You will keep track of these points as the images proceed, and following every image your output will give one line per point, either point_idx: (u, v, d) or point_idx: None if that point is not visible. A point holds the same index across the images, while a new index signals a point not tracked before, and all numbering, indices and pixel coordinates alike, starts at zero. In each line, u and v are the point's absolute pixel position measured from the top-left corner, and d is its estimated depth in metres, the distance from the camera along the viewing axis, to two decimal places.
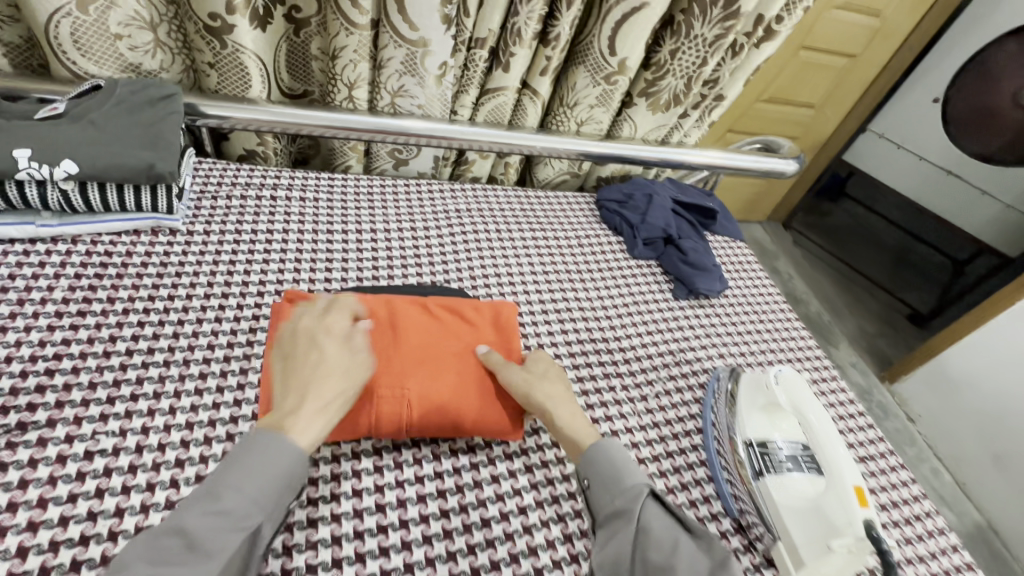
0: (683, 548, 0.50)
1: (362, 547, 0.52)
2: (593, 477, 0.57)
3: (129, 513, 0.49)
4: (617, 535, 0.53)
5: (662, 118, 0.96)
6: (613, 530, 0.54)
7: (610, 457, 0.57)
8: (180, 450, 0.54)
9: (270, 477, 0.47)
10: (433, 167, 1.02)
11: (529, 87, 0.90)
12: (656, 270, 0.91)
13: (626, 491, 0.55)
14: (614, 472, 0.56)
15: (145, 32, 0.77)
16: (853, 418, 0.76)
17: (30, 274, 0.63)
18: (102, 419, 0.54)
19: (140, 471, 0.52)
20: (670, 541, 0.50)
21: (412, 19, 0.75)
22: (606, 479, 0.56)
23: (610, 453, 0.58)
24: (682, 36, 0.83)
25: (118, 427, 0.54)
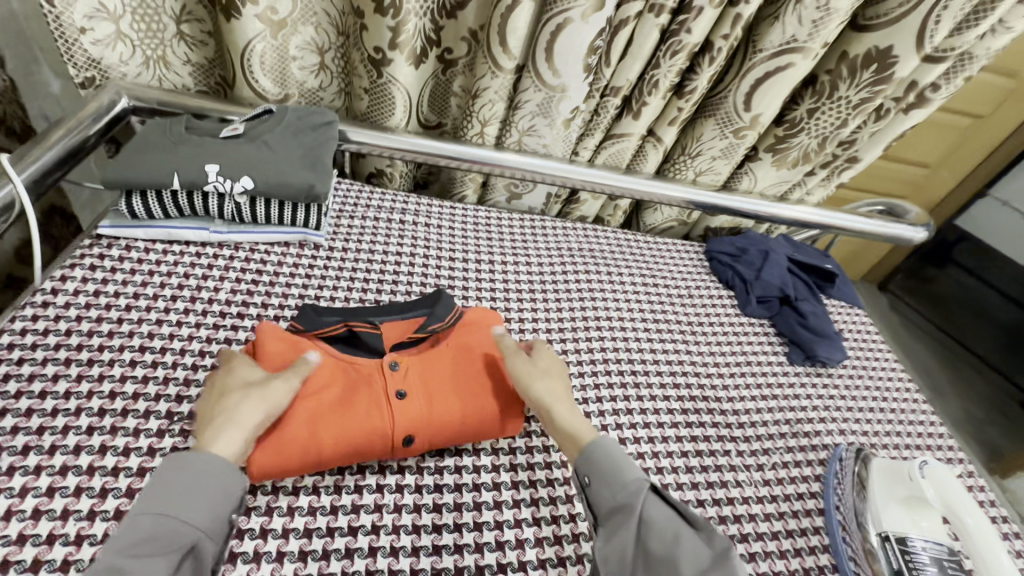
0: (685, 540, 0.47)
1: None
2: (594, 474, 0.53)
3: (277, 513, 0.53)
4: (619, 535, 0.49)
5: (786, 174, 0.94)
6: (616, 525, 0.50)
7: (609, 452, 0.54)
8: None
9: (201, 495, 0.46)
10: (544, 203, 1.04)
11: (654, 135, 0.91)
12: (769, 330, 0.88)
13: (628, 484, 0.51)
14: (612, 465, 0.53)
15: (314, 56, 0.86)
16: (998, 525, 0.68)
17: (200, 274, 0.70)
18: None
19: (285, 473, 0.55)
20: (672, 531, 0.48)
21: (556, 66, 0.78)
22: (609, 478, 0.52)
23: (610, 450, 0.54)
24: (824, 96, 0.81)
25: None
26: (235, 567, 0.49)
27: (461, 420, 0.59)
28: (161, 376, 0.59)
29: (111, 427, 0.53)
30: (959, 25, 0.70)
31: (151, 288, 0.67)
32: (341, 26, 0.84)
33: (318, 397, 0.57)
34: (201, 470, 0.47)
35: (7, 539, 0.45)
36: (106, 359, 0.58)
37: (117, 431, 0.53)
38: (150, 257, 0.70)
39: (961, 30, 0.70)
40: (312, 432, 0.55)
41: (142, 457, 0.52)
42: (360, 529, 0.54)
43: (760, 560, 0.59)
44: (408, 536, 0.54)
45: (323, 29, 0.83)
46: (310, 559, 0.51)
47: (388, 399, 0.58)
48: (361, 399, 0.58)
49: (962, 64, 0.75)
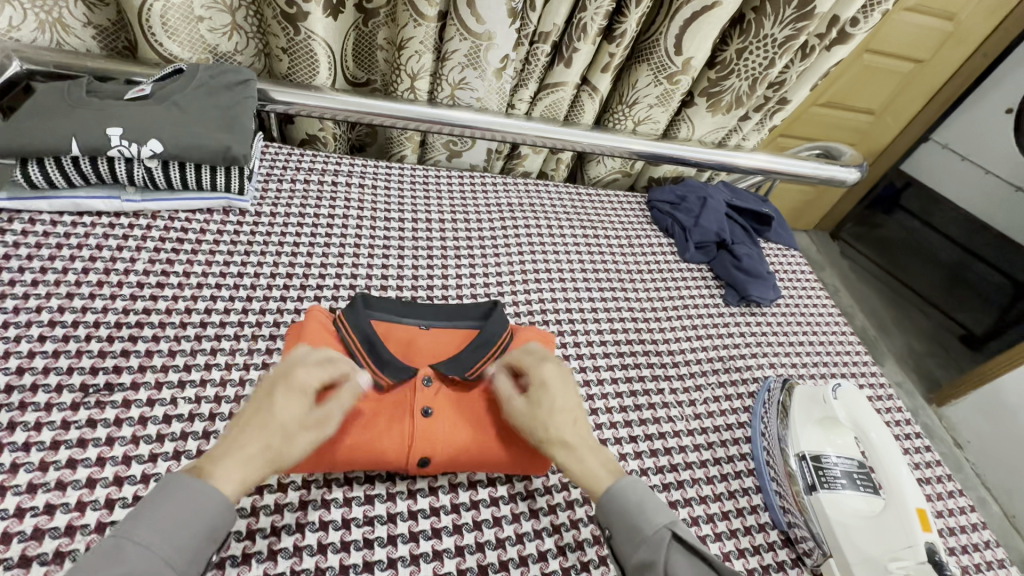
0: None
1: (417, 547, 0.52)
2: (632, 534, 0.48)
3: None
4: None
5: (721, 119, 0.95)
6: None
7: (626, 502, 0.49)
8: None
9: (185, 529, 0.41)
10: (486, 159, 1.03)
11: (589, 84, 0.89)
12: (707, 274, 0.90)
13: (647, 538, 0.47)
14: (636, 515, 0.48)
15: (224, 15, 0.81)
16: (909, 439, 0.73)
17: (114, 245, 0.67)
18: (180, 385, 0.57)
19: (212, 438, 0.54)
20: None
21: (479, 12, 0.75)
22: (626, 528, 0.48)
23: (628, 494, 0.50)
24: (751, 36, 0.81)
25: (196, 393, 0.57)
26: None
27: (479, 448, 0.56)
28: (74, 350, 0.57)
29: (21, 404, 0.52)
30: None
31: (61, 261, 0.64)
32: None
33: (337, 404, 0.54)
34: (195, 515, 0.42)
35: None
36: (12, 336, 0.56)
37: (27, 407, 0.52)
38: (58, 230, 0.66)
39: None
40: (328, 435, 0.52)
41: (56, 431, 0.51)
42: (290, 484, 0.54)
43: (688, 487, 0.62)
44: (340, 488, 0.55)
45: None
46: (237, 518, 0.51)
47: (411, 415, 0.55)
48: (385, 415, 0.55)
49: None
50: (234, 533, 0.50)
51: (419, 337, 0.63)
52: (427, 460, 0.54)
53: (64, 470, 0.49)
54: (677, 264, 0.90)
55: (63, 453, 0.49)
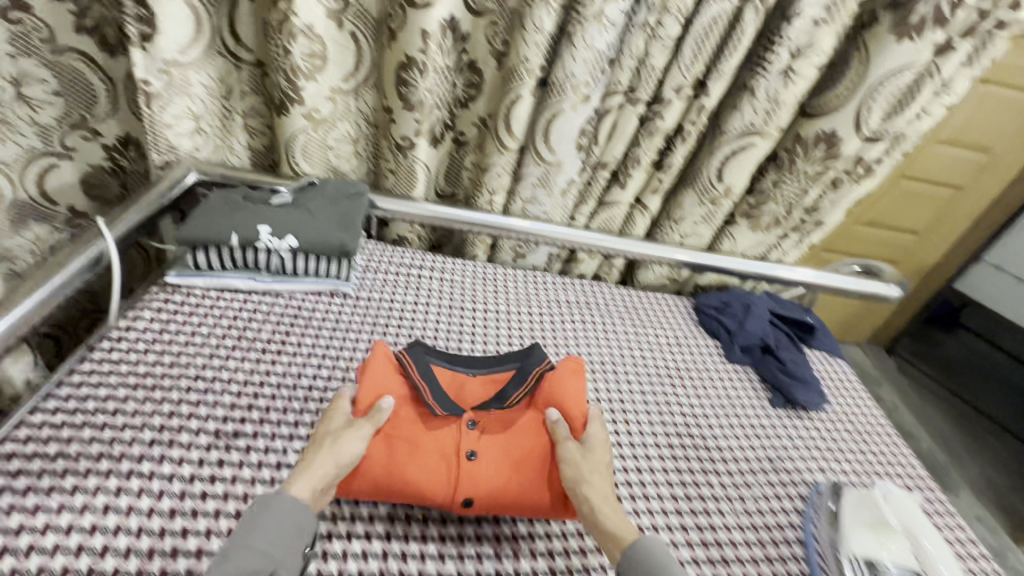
0: None
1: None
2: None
3: None
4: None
5: (762, 236, 1.06)
6: None
7: (647, 555, 0.57)
8: None
9: (283, 531, 0.53)
10: (546, 262, 1.17)
11: (641, 203, 1.03)
12: (753, 376, 0.95)
13: None
14: (658, 572, 0.56)
15: (349, 144, 1.03)
16: (974, 559, 0.71)
17: (246, 316, 0.82)
18: (291, 437, 0.68)
19: None
20: None
21: (553, 146, 0.92)
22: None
23: (654, 549, 0.57)
24: (785, 170, 0.94)
25: (304, 444, 0.68)
26: None
27: (512, 492, 0.65)
28: (212, 402, 0.69)
29: (170, 441, 0.64)
30: (888, 112, 0.83)
31: (207, 327, 0.79)
32: (373, 119, 1.02)
33: (394, 437, 0.66)
34: (291, 513, 0.54)
35: (84, 527, 0.55)
36: (167, 386, 0.70)
37: (173, 445, 0.64)
38: (205, 301, 0.83)
39: (892, 116, 0.84)
40: (387, 467, 0.63)
41: (192, 466, 0.62)
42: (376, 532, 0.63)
43: None
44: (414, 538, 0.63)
45: (355, 123, 1.01)
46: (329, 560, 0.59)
47: (457, 457, 0.66)
48: (432, 452, 0.66)
49: (899, 142, 0.89)
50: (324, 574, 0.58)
51: (466, 383, 0.75)
52: (469, 502, 0.64)
53: (197, 500, 0.60)
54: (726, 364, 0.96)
55: (198, 485, 0.61)
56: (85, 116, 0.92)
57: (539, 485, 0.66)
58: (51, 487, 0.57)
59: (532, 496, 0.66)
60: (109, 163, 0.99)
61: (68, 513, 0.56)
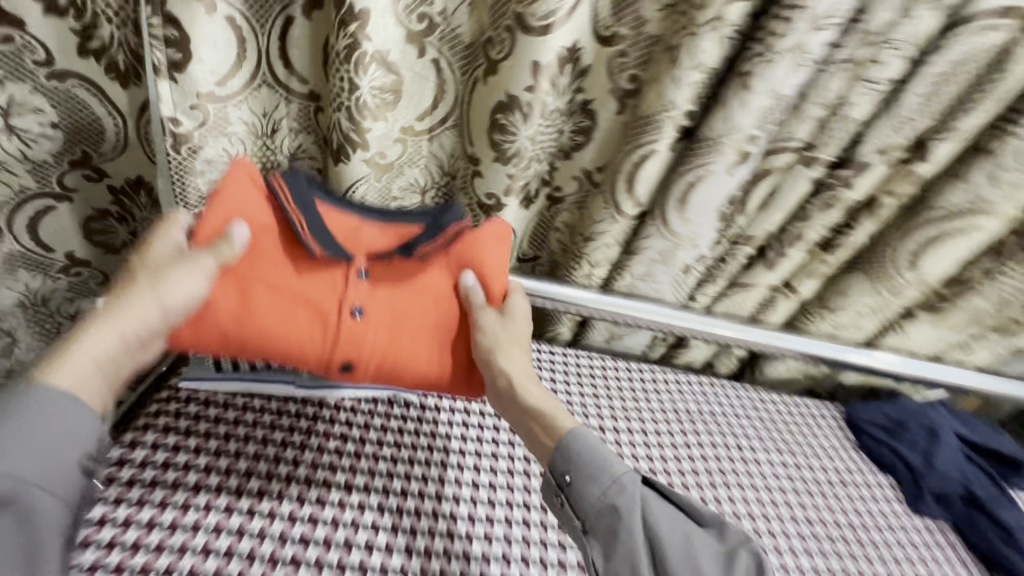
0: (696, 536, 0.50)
1: None
2: (571, 468, 0.55)
3: None
4: (623, 525, 0.50)
5: (948, 335, 0.80)
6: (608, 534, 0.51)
7: (589, 446, 0.55)
8: None
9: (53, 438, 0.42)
10: (648, 344, 0.94)
11: (788, 287, 0.79)
12: (951, 539, 0.72)
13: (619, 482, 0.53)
14: (594, 457, 0.54)
15: (416, 195, 0.83)
16: None
17: (300, 437, 0.69)
18: (411, 531, 0.62)
19: None
20: (682, 534, 0.50)
21: (686, 215, 0.70)
22: (589, 466, 0.54)
23: (590, 443, 0.56)
24: (1006, 258, 0.69)
25: (424, 544, 0.61)
26: None
27: (416, 367, 0.61)
28: (275, 555, 0.57)
29: (290, 514, 0.60)
30: None
31: (255, 453, 0.66)
32: (449, 167, 0.81)
33: (256, 270, 0.58)
34: (65, 403, 0.43)
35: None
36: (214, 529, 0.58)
37: (255, 558, 0.56)
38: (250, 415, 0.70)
39: None
40: (243, 301, 0.57)
41: (304, 527, 0.60)
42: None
43: None
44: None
45: (425, 170, 0.81)
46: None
47: (342, 312, 0.58)
48: (310, 304, 0.58)
49: None
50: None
51: (363, 229, 0.63)
52: (349, 367, 0.59)
53: None
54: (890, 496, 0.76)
55: None
56: (91, 152, 0.75)
57: (440, 354, 0.62)
58: (173, 525, 0.57)
59: (431, 365, 0.61)
60: (117, 208, 0.82)
61: (226, 536, 0.57)
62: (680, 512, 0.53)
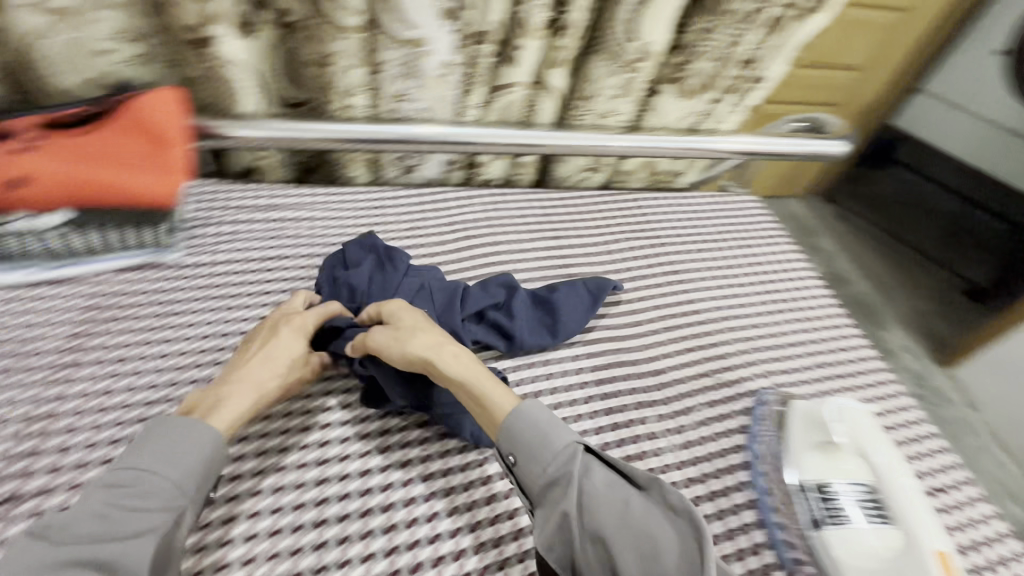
0: (634, 505, 0.48)
1: (321, 537, 0.53)
2: (514, 446, 0.52)
3: None
4: (558, 500, 0.49)
5: (692, 105, 0.87)
6: (549, 503, 0.50)
7: (532, 420, 0.53)
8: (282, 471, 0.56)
9: (181, 453, 0.48)
10: (442, 172, 0.95)
11: (542, 82, 0.82)
12: (703, 280, 0.81)
13: (557, 454, 0.51)
14: (536, 438, 0.52)
15: (128, 48, 0.72)
16: None
17: (9, 311, 0.61)
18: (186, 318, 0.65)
19: (238, 541, 0.51)
20: (622, 499, 0.48)
21: (408, 17, 0.68)
22: (529, 444, 0.52)
23: (531, 415, 0.53)
24: (714, 13, 0.73)
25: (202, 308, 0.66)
26: None
27: (94, 181, 0.60)
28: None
29: (59, 297, 0.63)
30: None
31: None
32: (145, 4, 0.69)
33: None
34: (187, 432, 0.49)
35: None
36: None
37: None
38: None
39: None
40: None
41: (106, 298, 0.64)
42: (258, 533, 0.52)
43: None
44: (335, 511, 0.55)
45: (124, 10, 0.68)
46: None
47: (12, 142, 0.59)
48: None
49: None
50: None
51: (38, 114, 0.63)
52: (20, 182, 0.57)
53: None
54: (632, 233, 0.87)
55: None
56: None
57: (170, 181, 0.65)
58: None
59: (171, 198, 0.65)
60: None
61: None
62: (619, 479, 0.51)
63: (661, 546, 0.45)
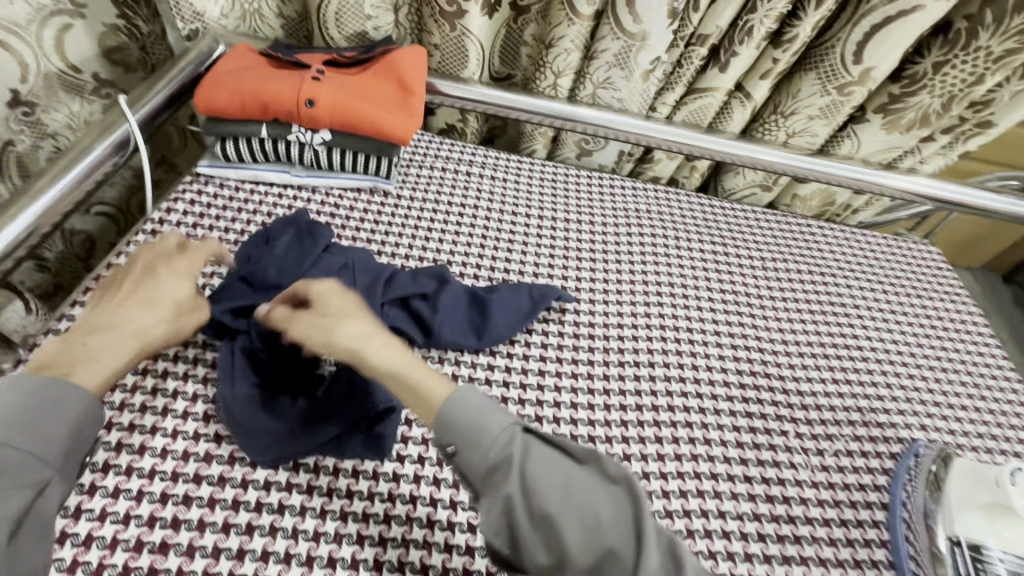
0: (575, 484, 0.43)
1: (300, 523, 0.53)
2: (453, 434, 0.47)
3: (408, 461, 0.58)
4: (498, 487, 0.44)
5: (898, 140, 0.84)
6: (491, 493, 0.45)
7: (467, 407, 0.48)
8: (425, 429, 0.61)
9: (40, 423, 0.44)
10: (615, 161, 1.00)
11: (743, 90, 0.83)
12: (866, 320, 0.79)
13: (494, 438, 0.46)
14: (463, 419, 0.47)
15: (389, 13, 0.86)
16: None
17: (273, 204, 0.77)
18: (393, 240, 0.77)
19: (415, 425, 0.61)
20: (560, 474, 0.44)
21: (638, 11, 0.74)
22: (466, 430, 0.47)
23: (468, 401, 0.48)
24: (957, 47, 0.71)
25: (407, 234, 0.78)
26: (352, 503, 0.55)
27: (357, 110, 0.73)
28: None
29: (308, 200, 0.78)
30: None
31: (232, 213, 0.75)
32: None
33: (251, 68, 0.75)
34: (52, 393, 0.46)
35: (157, 409, 0.57)
36: None
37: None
38: (240, 197, 0.77)
39: None
40: (254, 83, 0.72)
41: (340, 210, 0.78)
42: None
43: (801, 524, 0.58)
44: (276, 498, 0.54)
45: None
46: (356, 498, 0.55)
47: (307, 75, 0.74)
48: (287, 77, 0.74)
49: None
50: (351, 513, 0.54)
51: (325, 58, 0.78)
52: (309, 104, 0.72)
53: (215, 486, 0.53)
54: (796, 259, 0.86)
55: (202, 446, 0.56)
56: None
57: (403, 118, 0.75)
58: (231, 200, 0.76)
59: (398, 131, 0.74)
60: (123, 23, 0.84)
61: (233, 212, 0.75)
62: (551, 453, 0.46)
63: (604, 518, 0.42)
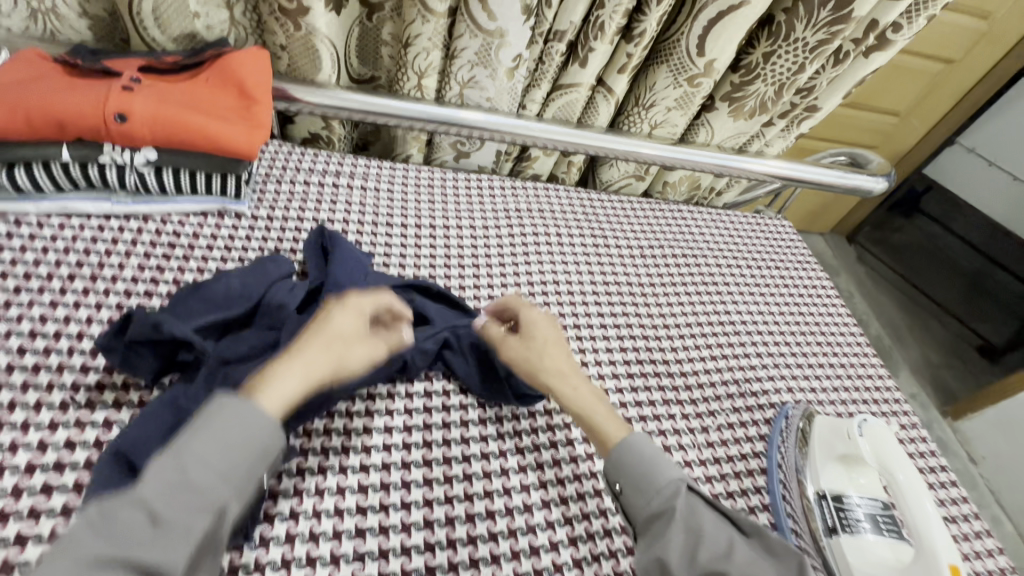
0: (737, 552, 0.45)
1: None
2: (621, 476, 0.52)
3: (279, 519, 0.49)
4: (663, 535, 0.47)
5: (744, 126, 0.90)
6: (653, 534, 0.48)
7: (639, 453, 0.52)
8: (296, 478, 0.52)
9: (233, 448, 0.42)
10: (494, 161, 0.98)
11: (605, 85, 0.85)
12: (735, 298, 0.84)
13: (661, 489, 0.50)
14: (645, 468, 0.51)
15: (221, 11, 0.76)
16: None
17: (92, 238, 0.65)
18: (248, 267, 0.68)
19: (286, 475, 0.52)
20: (724, 542, 0.46)
21: (492, 8, 0.72)
22: (637, 480, 0.51)
23: (637, 448, 0.53)
24: (779, 39, 0.78)
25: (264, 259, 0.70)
26: None
27: (182, 122, 0.63)
28: (75, 331, 0.57)
29: (138, 230, 0.68)
30: None
31: (33, 254, 0.62)
32: None
33: (37, 78, 0.62)
34: (243, 425, 0.43)
35: None
36: None
37: (64, 369, 0.54)
38: (44, 233, 0.64)
39: None
40: (42, 95, 0.59)
41: (181, 239, 0.68)
42: (306, 470, 0.53)
43: None
44: None
45: None
46: None
47: (115, 85, 0.63)
48: (90, 87, 0.62)
49: (923, 4, 0.73)
50: None
51: (139, 65, 0.67)
52: (120, 119, 0.61)
53: None
54: (670, 246, 0.90)
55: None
56: None
57: (246, 130, 0.67)
58: (33, 236, 0.63)
59: (240, 144, 0.66)
60: None
61: (34, 253, 0.62)
62: (725, 521, 0.49)
63: None
